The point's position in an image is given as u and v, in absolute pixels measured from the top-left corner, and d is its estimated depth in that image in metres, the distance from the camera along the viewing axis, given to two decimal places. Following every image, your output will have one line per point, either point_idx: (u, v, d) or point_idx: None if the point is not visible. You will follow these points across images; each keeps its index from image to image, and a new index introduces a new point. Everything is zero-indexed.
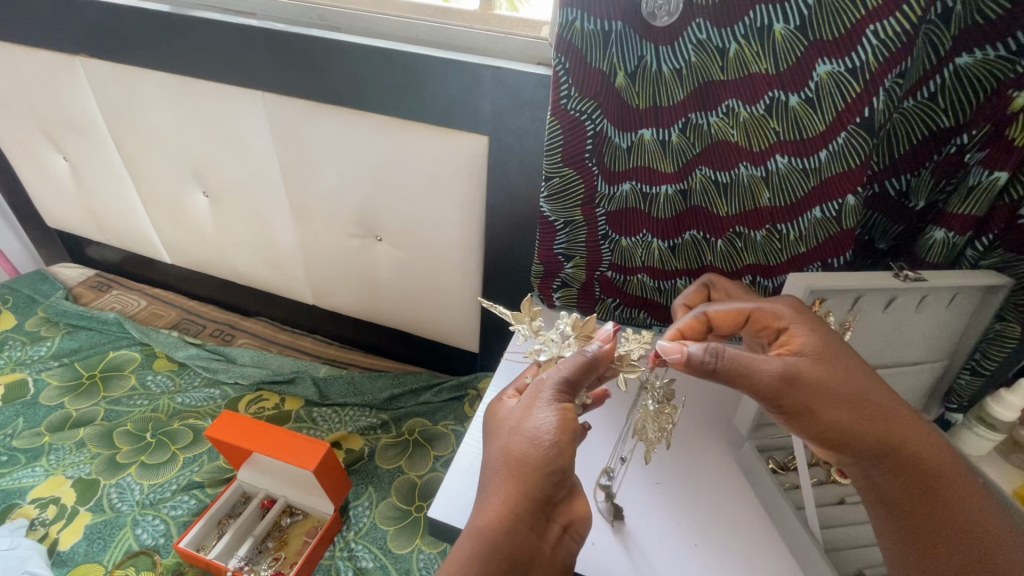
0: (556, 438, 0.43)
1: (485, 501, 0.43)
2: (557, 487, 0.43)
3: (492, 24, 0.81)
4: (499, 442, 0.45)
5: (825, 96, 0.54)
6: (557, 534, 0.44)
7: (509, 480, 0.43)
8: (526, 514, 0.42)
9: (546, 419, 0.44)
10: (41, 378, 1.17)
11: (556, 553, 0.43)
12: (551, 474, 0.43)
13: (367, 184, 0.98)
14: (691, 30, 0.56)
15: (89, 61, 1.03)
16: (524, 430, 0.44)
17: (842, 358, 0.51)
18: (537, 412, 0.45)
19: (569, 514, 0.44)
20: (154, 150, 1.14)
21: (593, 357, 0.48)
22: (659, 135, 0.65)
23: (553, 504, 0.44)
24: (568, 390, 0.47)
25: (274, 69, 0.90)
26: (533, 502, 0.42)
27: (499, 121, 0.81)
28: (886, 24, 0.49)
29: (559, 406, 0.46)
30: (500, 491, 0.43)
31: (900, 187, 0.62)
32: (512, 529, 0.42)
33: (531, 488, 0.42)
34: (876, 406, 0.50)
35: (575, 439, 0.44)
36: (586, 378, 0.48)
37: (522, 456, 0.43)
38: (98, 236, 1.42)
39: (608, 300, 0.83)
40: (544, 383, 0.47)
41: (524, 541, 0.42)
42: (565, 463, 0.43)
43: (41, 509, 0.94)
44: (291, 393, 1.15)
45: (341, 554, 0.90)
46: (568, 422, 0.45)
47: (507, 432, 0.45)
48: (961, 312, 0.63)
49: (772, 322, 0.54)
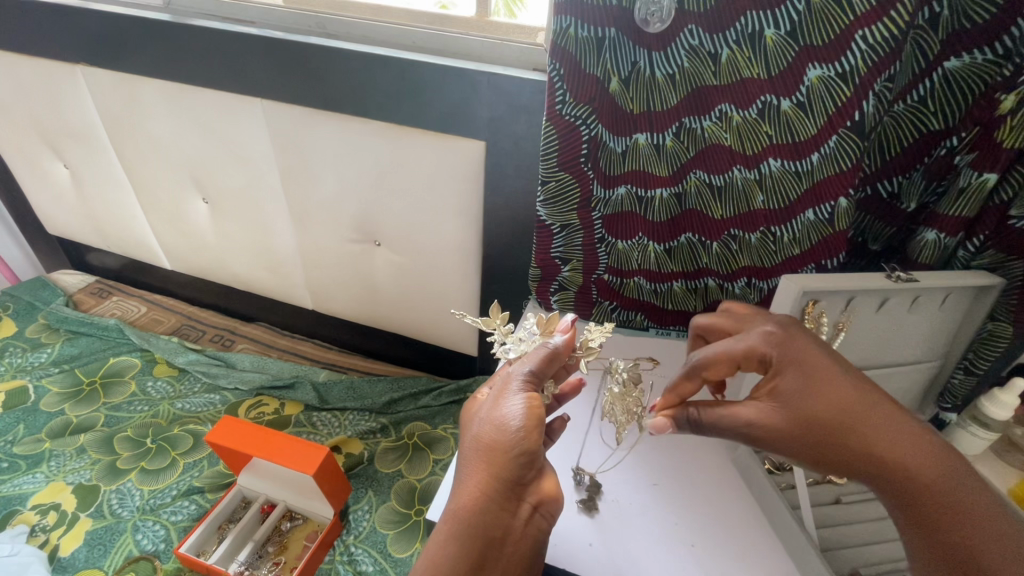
0: (522, 423, 0.44)
1: (459, 483, 0.44)
2: (524, 468, 0.44)
3: (489, 31, 0.82)
4: (471, 431, 0.47)
5: (817, 99, 0.55)
6: (528, 513, 0.44)
7: (481, 463, 0.44)
8: (495, 494, 0.43)
9: (515, 406, 0.46)
10: (42, 385, 1.18)
11: (527, 531, 0.43)
12: (519, 456, 0.44)
13: (366, 190, 0.99)
14: (683, 35, 0.57)
15: (89, 70, 1.04)
16: (494, 418, 0.46)
17: (826, 386, 0.48)
18: (506, 401, 0.47)
19: (538, 493, 0.45)
20: (155, 157, 1.14)
21: (556, 349, 0.51)
22: (653, 139, 0.65)
23: (522, 484, 0.44)
24: (535, 381, 0.49)
25: (274, 75, 0.91)
26: (503, 483, 0.43)
27: (496, 126, 0.82)
28: (874, 30, 0.50)
29: (527, 394, 0.47)
30: (472, 472, 0.44)
31: (892, 189, 0.63)
32: (484, 508, 0.43)
33: (498, 469, 0.43)
34: (868, 422, 0.46)
35: (544, 424, 0.46)
36: (552, 369, 0.50)
37: (492, 441, 0.45)
38: (98, 242, 1.42)
39: (606, 303, 0.83)
40: (511, 374, 0.49)
41: (495, 519, 0.43)
42: (533, 445, 0.44)
43: (41, 516, 0.94)
44: (291, 398, 1.16)
45: (341, 558, 0.90)
46: (536, 415, 0.45)
47: (479, 420, 0.47)
48: (954, 312, 0.64)
49: (758, 363, 0.51)
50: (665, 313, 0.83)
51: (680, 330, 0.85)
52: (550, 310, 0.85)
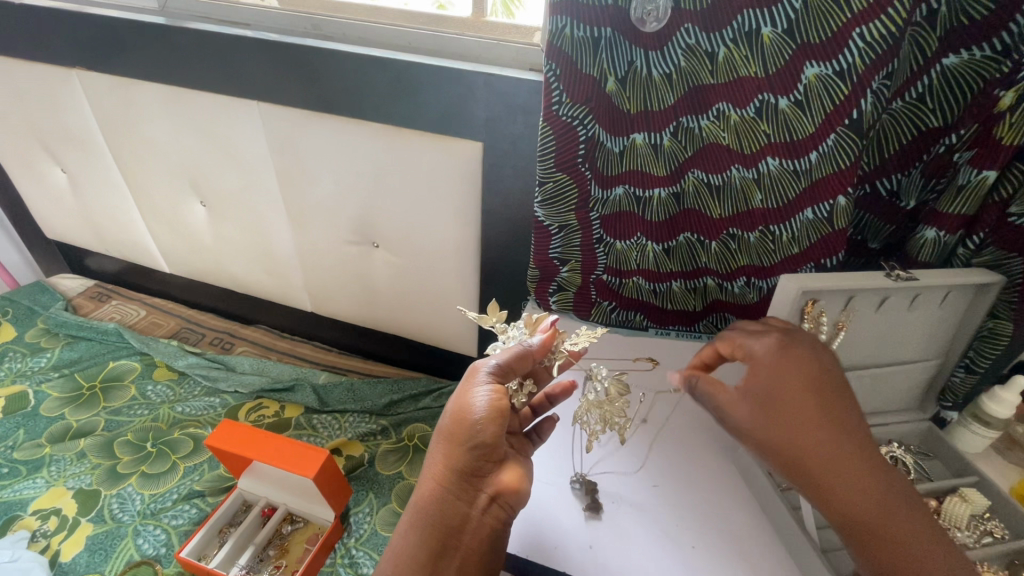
0: (482, 415, 0.50)
1: (424, 473, 0.52)
2: (478, 461, 0.51)
3: (484, 31, 0.81)
4: (440, 419, 0.54)
5: (814, 97, 0.55)
6: (486, 502, 0.51)
7: (442, 455, 0.52)
8: (450, 486, 0.51)
9: (479, 398, 0.51)
10: (42, 390, 1.17)
11: (483, 520, 0.50)
12: (474, 449, 0.51)
13: (363, 191, 0.99)
14: (680, 34, 0.56)
15: (85, 74, 1.04)
16: (461, 406, 0.52)
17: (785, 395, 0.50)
18: (474, 391, 0.52)
19: (495, 485, 0.51)
20: (152, 161, 1.14)
21: (528, 348, 0.55)
22: (650, 139, 0.65)
23: (479, 475, 0.52)
24: (502, 375, 0.54)
25: (270, 77, 0.90)
26: (458, 473, 0.51)
27: (493, 127, 0.81)
28: (872, 27, 0.49)
29: (492, 387, 0.52)
30: (436, 462, 0.52)
31: (891, 186, 0.63)
32: (441, 499, 0.50)
33: (453, 461, 0.51)
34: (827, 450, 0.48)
35: (504, 418, 0.51)
36: (522, 365, 0.55)
37: (452, 432, 0.51)
38: (97, 246, 1.42)
39: (605, 303, 0.83)
40: (479, 366, 0.55)
41: (453, 510, 0.50)
42: (487, 439, 0.50)
43: (42, 521, 0.94)
44: (291, 400, 1.16)
45: (342, 561, 0.90)
46: (496, 407, 0.51)
47: (446, 409, 0.53)
48: (954, 310, 0.63)
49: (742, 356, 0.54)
50: (664, 313, 0.83)
51: (680, 330, 0.85)
52: (549, 311, 0.85)
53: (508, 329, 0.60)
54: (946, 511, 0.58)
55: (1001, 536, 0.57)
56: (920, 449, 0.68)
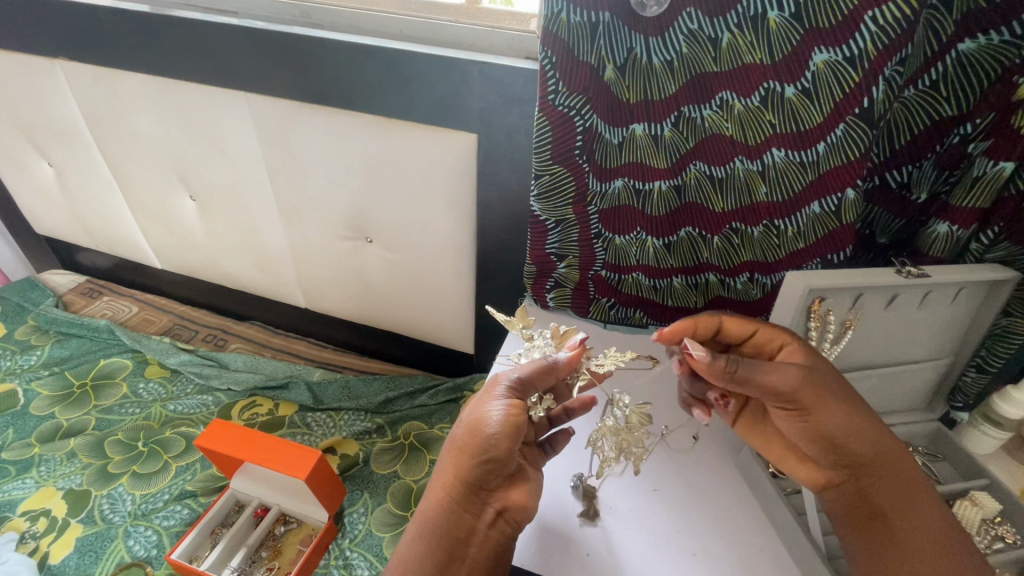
0: (498, 429, 0.48)
1: (433, 483, 0.51)
2: (489, 475, 0.49)
3: (478, 18, 0.78)
4: (456, 424, 0.52)
5: (823, 85, 0.52)
6: (492, 516, 0.49)
7: (452, 465, 0.50)
8: (458, 498, 0.49)
9: (495, 411, 0.49)
10: (31, 389, 1.15)
11: (489, 534, 0.48)
12: (485, 463, 0.48)
13: (355, 184, 0.96)
14: (682, 18, 0.54)
15: (68, 64, 1.01)
16: (476, 417, 0.50)
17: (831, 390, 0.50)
18: (489, 403, 0.50)
19: (503, 500, 0.50)
20: (139, 154, 1.11)
21: (553, 363, 0.53)
22: (650, 130, 0.62)
23: (488, 489, 0.50)
24: (522, 389, 0.52)
25: (258, 66, 0.87)
26: (466, 486, 0.49)
27: (487, 118, 0.79)
28: (884, 10, 0.47)
29: (509, 401, 0.50)
30: (445, 472, 0.50)
31: (901, 178, 0.60)
32: (447, 510, 0.49)
33: (462, 473, 0.49)
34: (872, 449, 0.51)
35: (521, 432, 0.49)
36: (545, 381, 0.53)
37: (464, 443, 0.50)
38: (87, 242, 1.40)
39: (604, 300, 0.80)
40: (500, 378, 0.52)
41: (459, 521, 0.49)
42: (500, 454, 0.48)
43: (31, 522, 0.92)
44: (285, 398, 1.14)
45: (336, 562, 0.89)
46: (511, 422, 0.49)
47: (463, 418, 0.51)
48: (966, 306, 0.61)
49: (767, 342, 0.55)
50: (666, 311, 0.81)
51: None
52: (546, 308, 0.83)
53: (535, 339, 0.59)
54: (959, 515, 0.57)
55: (1013, 541, 0.55)
56: (928, 450, 0.66)
